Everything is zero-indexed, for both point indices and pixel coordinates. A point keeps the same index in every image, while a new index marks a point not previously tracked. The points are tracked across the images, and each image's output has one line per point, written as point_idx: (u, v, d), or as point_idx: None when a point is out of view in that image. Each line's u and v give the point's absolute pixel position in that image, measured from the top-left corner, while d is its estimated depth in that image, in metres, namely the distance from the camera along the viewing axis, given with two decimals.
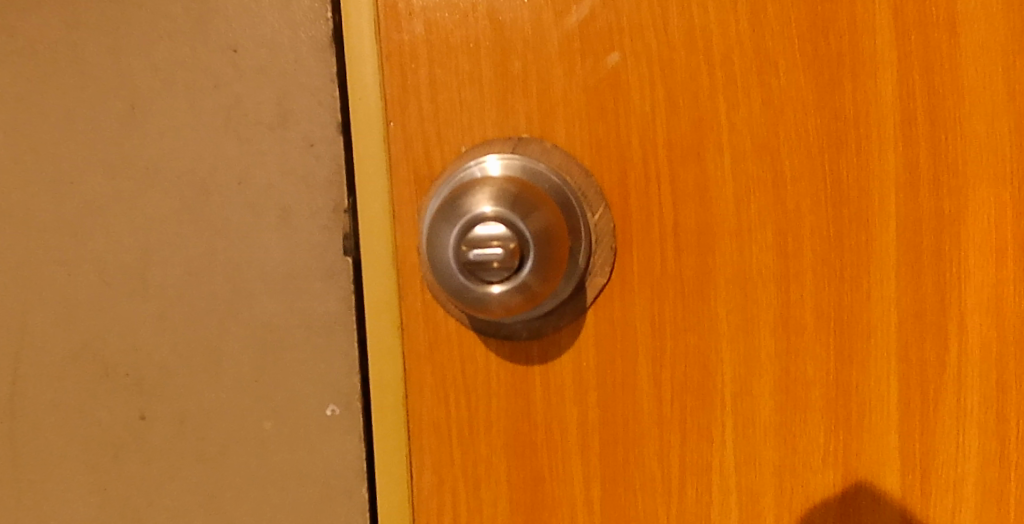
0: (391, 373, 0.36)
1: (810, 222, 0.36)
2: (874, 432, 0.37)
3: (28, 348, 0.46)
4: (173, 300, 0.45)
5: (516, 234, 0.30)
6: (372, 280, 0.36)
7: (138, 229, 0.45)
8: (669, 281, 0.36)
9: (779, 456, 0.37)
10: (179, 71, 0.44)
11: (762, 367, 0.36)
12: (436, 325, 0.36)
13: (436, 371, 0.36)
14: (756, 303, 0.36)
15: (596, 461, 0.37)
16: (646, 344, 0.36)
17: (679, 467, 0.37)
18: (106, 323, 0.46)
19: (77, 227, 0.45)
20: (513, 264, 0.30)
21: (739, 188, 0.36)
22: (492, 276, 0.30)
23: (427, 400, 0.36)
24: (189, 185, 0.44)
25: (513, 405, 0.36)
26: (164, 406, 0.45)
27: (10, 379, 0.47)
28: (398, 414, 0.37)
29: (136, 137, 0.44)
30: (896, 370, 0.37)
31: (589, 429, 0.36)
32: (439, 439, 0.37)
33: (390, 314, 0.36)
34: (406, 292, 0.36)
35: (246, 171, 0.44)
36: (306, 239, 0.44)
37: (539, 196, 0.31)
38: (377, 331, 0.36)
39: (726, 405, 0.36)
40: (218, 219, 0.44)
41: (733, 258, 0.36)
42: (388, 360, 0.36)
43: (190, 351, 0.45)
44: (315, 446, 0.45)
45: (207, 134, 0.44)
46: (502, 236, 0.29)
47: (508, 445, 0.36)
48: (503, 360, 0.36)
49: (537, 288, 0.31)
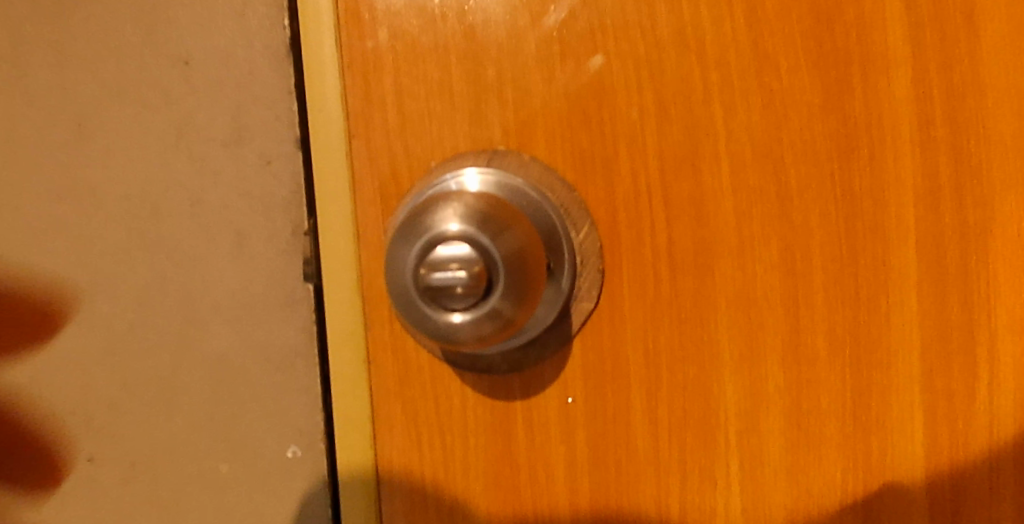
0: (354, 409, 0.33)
1: (820, 237, 0.32)
2: (898, 469, 0.33)
3: None
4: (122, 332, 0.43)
5: (478, 255, 0.26)
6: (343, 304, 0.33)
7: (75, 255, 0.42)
8: (665, 306, 0.32)
9: (789, 499, 0.33)
10: (122, 95, 0.42)
11: (770, 400, 0.33)
12: (406, 358, 0.33)
13: (406, 408, 0.33)
14: (762, 329, 0.32)
15: (586, 507, 0.33)
16: (639, 375, 0.32)
17: (680, 512, 0.33)
18: (54, 359, 0.44)
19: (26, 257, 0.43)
20: (475, 288, 0.26)
21: (740, 201, 0.32)
22: (454, 301, 0.26)
23: (398, 440, 0.33)
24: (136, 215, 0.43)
25: (494, 446, 0.33)
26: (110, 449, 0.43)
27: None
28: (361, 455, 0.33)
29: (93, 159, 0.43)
30: (921, 399, 0.33)
31: (577, 472, 0.33)
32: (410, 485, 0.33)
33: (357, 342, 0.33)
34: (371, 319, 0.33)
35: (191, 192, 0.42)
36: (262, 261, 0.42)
37: (511, 212, 0.28)
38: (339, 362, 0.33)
39: (731, 443, 0.33)
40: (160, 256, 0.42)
41: (735, 279, 0.32)
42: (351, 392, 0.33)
43: (142, 386, 0.44)
44: (277, 488, 0.43)
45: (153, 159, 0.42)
46: (462, 257, 0.26)
47: (488, 489, 0.33)
48: (481, 396, 0.33)
49: (506, 314, 0.27)
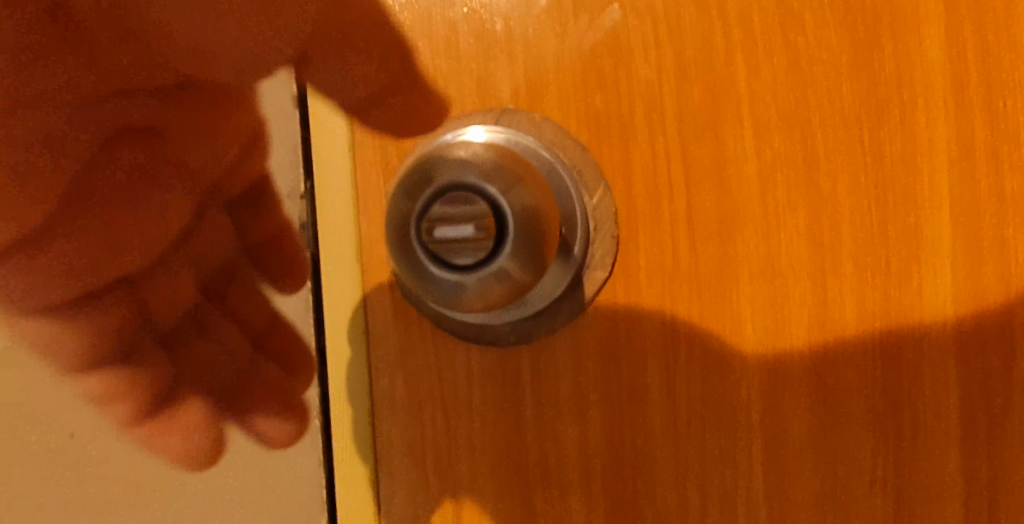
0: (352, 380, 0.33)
1: (849, 204, 0.30)
2: (935, 457, 0.30)
3: None
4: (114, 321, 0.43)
5: (486, 207, 0.25)
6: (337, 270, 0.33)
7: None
8: (683, 276, 0.31)
9: (815, 486, 0.31)
10: None
11: (795, 378, 0.30)
12: (409, 329, 0.32)
13: (409, 382, 0.32)
14: (786, 301, 0.31)
15: (597, 489, 0.31)
16: (656, 349, 0.31)
17: (699, 496, 0.31)
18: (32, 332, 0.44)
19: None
20: (481, 240, 0.25)
21: (764, 165, 0.30)
22: (458, 255, 0.25)
23: (400, 416, 0.32)
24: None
25: (498, 425, 0.31)
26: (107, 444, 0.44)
27: None
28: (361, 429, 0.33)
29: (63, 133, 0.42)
30: (957, 383, 0.30)
31: (591, 451, 0.31)
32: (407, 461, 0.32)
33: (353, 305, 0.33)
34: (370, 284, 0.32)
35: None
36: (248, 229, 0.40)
37: (523, 166, 0.27)
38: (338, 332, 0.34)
39: (753, 423, 0.31)
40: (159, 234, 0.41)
41: (759, 248, 0.30)
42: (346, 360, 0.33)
43: None
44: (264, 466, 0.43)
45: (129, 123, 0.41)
46: (471, 207, 0.24)
47: (495, 470, 0.31)
48: (487, 370, 0.31)
49: (509, 278, 0.26)
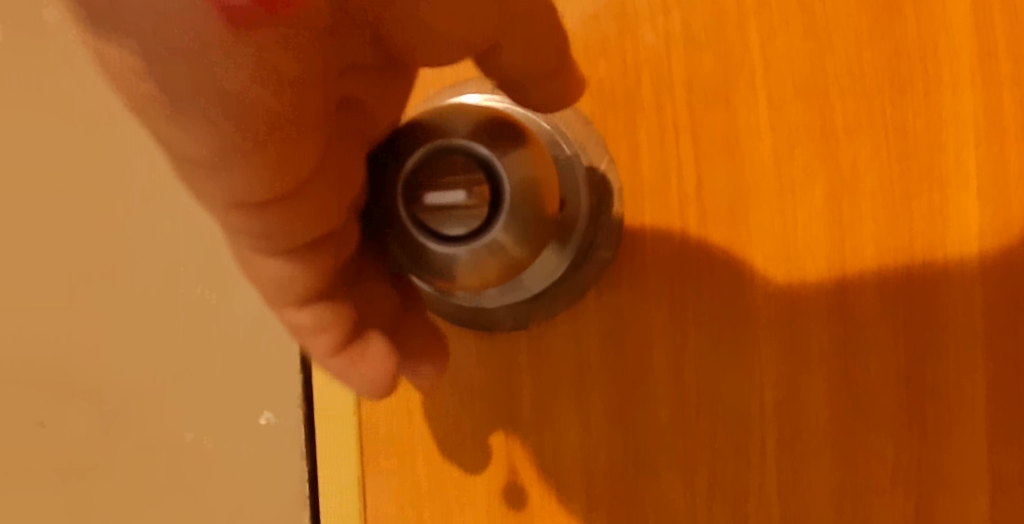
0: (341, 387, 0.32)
1: (870, 181, 0.28)
2: (962, 464, 0.28)
3: None
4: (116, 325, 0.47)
5: (481, 175, 0.23)
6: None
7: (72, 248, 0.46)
8: (694, 256, 0.29)
9: (834, 487, 0.28)
10: None
11: (812, 367, 0.28)
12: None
13: None
14: (803, 284, 0.28)
15: (598, 486, 0.29)
16: (664, 335, 0.29)
17: (707, 495, 0.29)
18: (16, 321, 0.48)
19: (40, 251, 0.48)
20: (475, 210, 0.23)
21: (780, 139, 0.28)
22: (452, 223, 0.23)
23: (388, 408, 0.31)
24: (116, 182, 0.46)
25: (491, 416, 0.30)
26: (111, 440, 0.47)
27: None
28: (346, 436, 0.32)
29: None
30: (985, 382, 0.27)
31: (591, 444, 0.29)
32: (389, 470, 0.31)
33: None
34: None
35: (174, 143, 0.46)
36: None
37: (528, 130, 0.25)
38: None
39: (766, 416, 0.29)
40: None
41: (774, 227, 0.28)
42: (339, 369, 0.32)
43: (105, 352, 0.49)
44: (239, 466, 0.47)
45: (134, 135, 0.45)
46: (468, 173, 0.23)
47: (488, 464, 0.30)
48: (482, 356, 0.30)
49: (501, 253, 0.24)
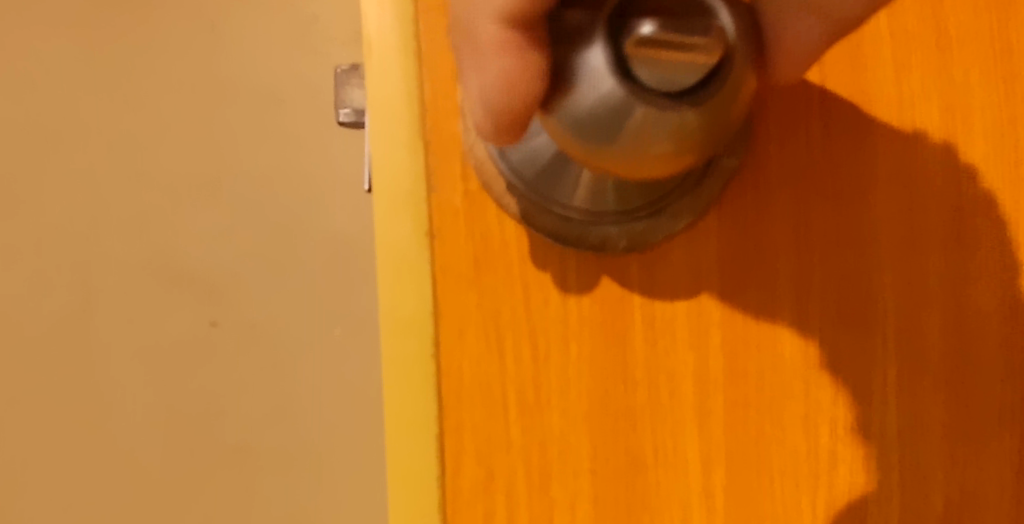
0: (411, 331, 0.23)
1: (980, 98, 0.27)
2: None
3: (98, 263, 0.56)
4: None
5: (730, 40, 0.19)
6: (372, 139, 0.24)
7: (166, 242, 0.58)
8: (821, 172, 0.26)
9: (943, 426, 0.26)
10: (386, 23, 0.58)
11: (931, 292, 0.26)
12: (486, 225, 0.24)
13: (485, 302, 0.24)
14: (924, 205, 0.26)
15: (717, 452, 0.25)
16: (788, 258, 0.25)
17: (831, 433, 0.26)
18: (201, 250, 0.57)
19: (162, 236, 0.57)
20: (664, 62, 0.18)
21: (899, 49, 0.26)
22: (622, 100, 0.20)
23: (472, 351, 0.24)
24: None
25: (594, 357, 0.24)
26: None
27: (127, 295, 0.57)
28: (420, 401, 0.24)
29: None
30: None
31: (710, 387, 0.25)
32: (458, 455, 0.24)
33: (419, 205, 0.23)
34: (433, 171, 0.23)
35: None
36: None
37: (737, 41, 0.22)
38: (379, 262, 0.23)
39: (888, 346, 0.26)
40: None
41: (894, 143, 0.26)
42: (395, 311, 0.23)
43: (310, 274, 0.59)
44: None
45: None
46: (705, 3, 0.19)
47: (593, 416, 0.24)
48: (586, 285, 0.24)
49: (629, 125, 0.19)
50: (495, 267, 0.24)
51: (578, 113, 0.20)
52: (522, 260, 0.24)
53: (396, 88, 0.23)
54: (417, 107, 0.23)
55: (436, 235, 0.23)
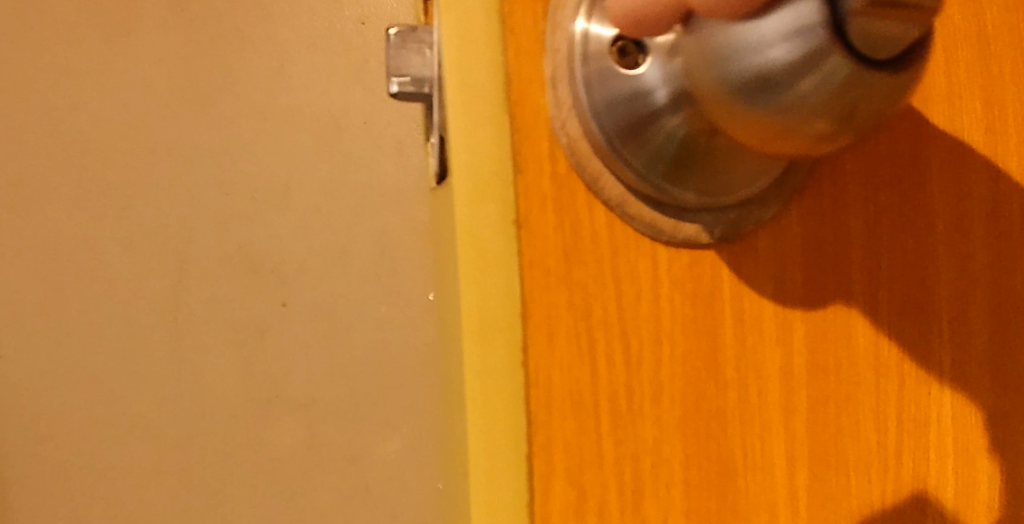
0: (497, 334, 0.20)
1: (1014, 93, 0.26)
2: None
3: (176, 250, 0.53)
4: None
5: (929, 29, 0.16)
6: (451, 114, 0.20)
7: (243, 237, 0.54)
8: (885, 159, 0.25)
9: (988, 418, 0.26)
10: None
11: (976, 281, 0.26)
12: (577, 215, 0.21)
13: (578, 300, 0.21)
14: (969, 195, 0.26)
15: (801, 453, 0.24)
16: (861, 248, 0.24)
17: (896, 423, 0.25)
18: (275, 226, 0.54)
19: (251, 216, 0.54)
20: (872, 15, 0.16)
21: (947, 42, 0.26)
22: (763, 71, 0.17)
23: (562, 357, 0.21)
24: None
25: (687, 356, 0.22)
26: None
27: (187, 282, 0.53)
28: (505, 414, 0.20)
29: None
30: None
31: (795, 382, 0.23)
32: (547, 476, 0.21)
33: (506, 189, 0.20)
34: (521, 153, 0.20)
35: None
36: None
37: None
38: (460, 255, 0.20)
39: (944, 334, 0.26)
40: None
41: (945, 131, 0.26)
42: (478, 310, 0.20)
43: (390, 247, 0.54)
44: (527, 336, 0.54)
45: (311, 123, 0.54)
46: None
47: (685, 421, 0.22)
48: (679, 278, 0.22)
49: (787, 93, 0.17)
50: (586, 259, 0.21)
51: (737, 74, 0.17)
52: (614, 252, 0.21)
53: (481, 55, 0.20)
54: (503, 79, 0.20)
55: (524, 224, 0.20)
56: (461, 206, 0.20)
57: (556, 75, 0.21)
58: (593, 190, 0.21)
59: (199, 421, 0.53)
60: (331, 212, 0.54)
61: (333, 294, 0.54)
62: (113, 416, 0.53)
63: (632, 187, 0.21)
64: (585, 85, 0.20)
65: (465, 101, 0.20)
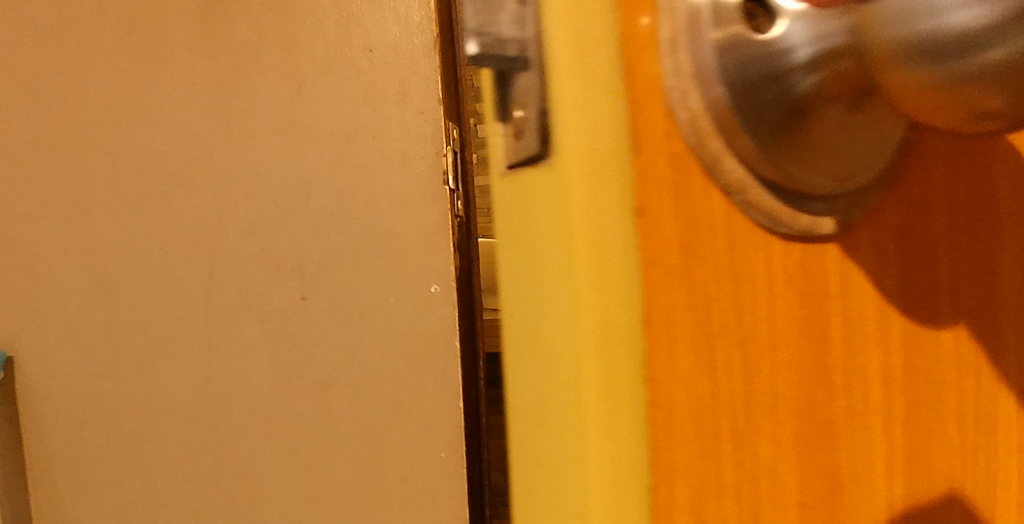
0: (627, 376, 0.14)
1: None
2: None
3: (150, 242, 0.44)
4: (69, 322, 0.44)
5: None
6: (561, 85, 0.14)
7: (250, 222, 0.45)
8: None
9: None
10: None
11: None
12: (694, 204, 0.15)
13: (699, 337, 0.15)
14: None
15: (911, 498, 0.17)
16: (1010, 254, 0.19)
17: None
18: (293, 208, 0.45)
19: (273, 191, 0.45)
20: None
21: None
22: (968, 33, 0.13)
23: (680, 419, 0.15)
24: (138, 155, 0.44)
25: (791, 378, 0.16)
26: (164, 472, 0.45)
27: (147, 285, 0.44)
28: (624, 485, 0.15)
29: (116, 144, 0.44)
30: None
31: (948, 426, 0.18)
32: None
33: (627, 184, 0.14)
34: (636, 128, 0.14)
35: (105, 102, 0.44)
36: (294, 167, 0.45)
37: None
38: (582, 291, 0.14)
39: None
40: (155, 273, 0.44)
41: None
42: (596, 358, 0.14)
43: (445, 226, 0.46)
44: None
45: (355, 73, 0.45)
46: None
47: (822, 489, 0.16)
48: (814, 302, 0.16)
49: (983, 62, 0.13)
50: (704, 257, 0.15)
51: (930, 39, 0.13)
52: (734, 247, 0.15)
53: (568, 24, 0.14)
54: (612, 39, 0.14)
55: (637, 235, 0.14)
56: (566, 207, 0.14)
57: (674, 38, 0.14)
58: (716, 182, 0.15)
59: (250, 434, 0.45)
60: (371, 187, 0.45)
61: (367, 286, 0.46)
62: (90, 437, 0.45)
63: (758, 172, 0.15)
64: (716, 36, 0.14)
65: (575, 70, 0.14)
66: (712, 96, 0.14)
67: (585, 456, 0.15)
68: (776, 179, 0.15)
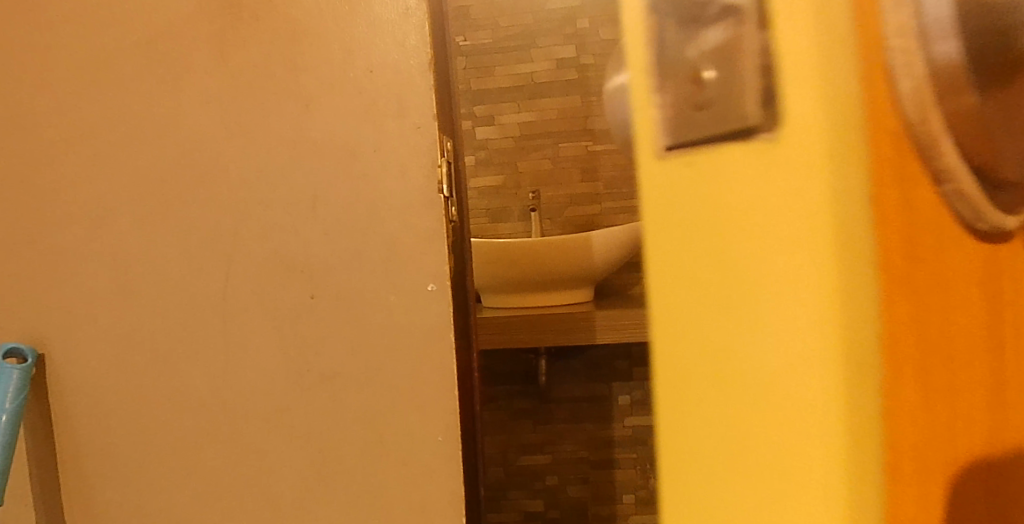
0: (870, 316, 0.19)
1: None
2: None
3: (183, 248, 0.52)
4: (96, 325, 0.53)
5: None
6: (790, 67, 0.19)
7: (266, 228, 0.51)
8: None
9: None
10: None
11: None
12: (915, 185, 0.20)
13: (933, 270, 0.21)
14: None
15: (1014, 380, 0.23)
16: None
17: None
18: (298, 219, 0.51)
19: (283, 204, 0.51)
20: None
21: None
22: None
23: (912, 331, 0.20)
24: (168, 181, 0.52)
25: (982, 330, 0.22)
26: (183, 454, 0.53)
27: (174, 287, 0.52)
28: (865, 389, 0.19)
29: (148, 171, 0.52)
30: None
31: None
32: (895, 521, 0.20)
33: (865, 151, 0.19)
34: (872, 125, 0.19)
35: (151, 132, 0.52)
36: (302, 175, 0.51)
37: None
38: (820, 227, 0.19)
39: None
40: (179, 275, 0.52)
41: None
42: (840, 320, 0.19)
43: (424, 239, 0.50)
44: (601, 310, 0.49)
45: (344, 101, 0.51)
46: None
47: (997, 397, 0.23)
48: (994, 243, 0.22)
49: None
50: (929, 230, 0.20)
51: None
52: (940, 220, 0.21)
53: (817, 37, 0.19)
54: (854, 34, 0.19)
55: (866, 192, 0.19)
56: (815, 173, 0.19)
57: (908, 40, 0.19)
58: (930, 151, 0.20)
59: (265, 411, 0.52)
60: (360, 200, 0.51)
61: (358, 288, 0.51)
62: (123, 418, 0.53)
63: (972, 166, 0.20)
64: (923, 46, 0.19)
65: (824, 72, 0.19)
66: (923, 84, 0.19)
67: (822, 398, 0.20)
68: (982, 169, 0.21)
